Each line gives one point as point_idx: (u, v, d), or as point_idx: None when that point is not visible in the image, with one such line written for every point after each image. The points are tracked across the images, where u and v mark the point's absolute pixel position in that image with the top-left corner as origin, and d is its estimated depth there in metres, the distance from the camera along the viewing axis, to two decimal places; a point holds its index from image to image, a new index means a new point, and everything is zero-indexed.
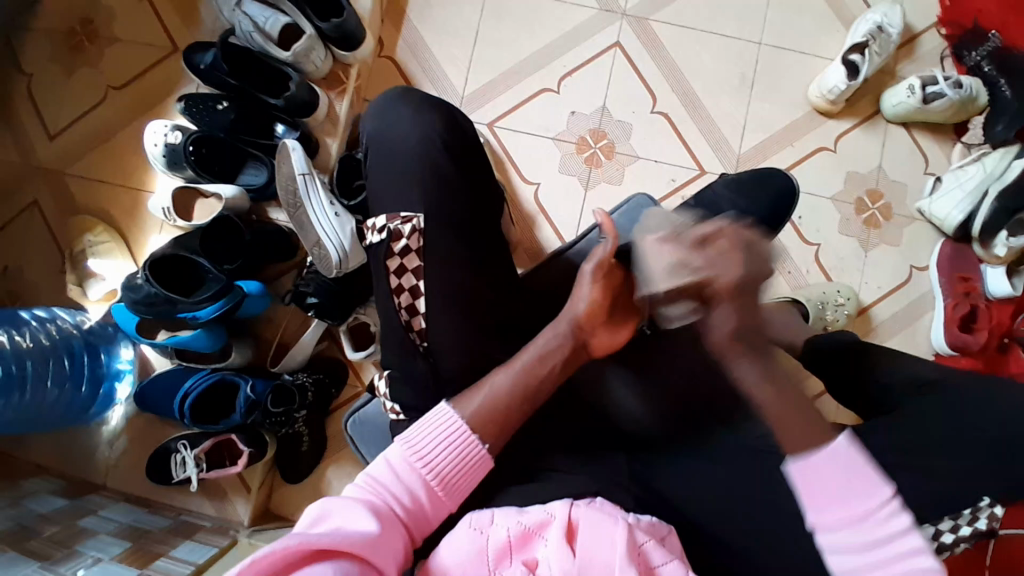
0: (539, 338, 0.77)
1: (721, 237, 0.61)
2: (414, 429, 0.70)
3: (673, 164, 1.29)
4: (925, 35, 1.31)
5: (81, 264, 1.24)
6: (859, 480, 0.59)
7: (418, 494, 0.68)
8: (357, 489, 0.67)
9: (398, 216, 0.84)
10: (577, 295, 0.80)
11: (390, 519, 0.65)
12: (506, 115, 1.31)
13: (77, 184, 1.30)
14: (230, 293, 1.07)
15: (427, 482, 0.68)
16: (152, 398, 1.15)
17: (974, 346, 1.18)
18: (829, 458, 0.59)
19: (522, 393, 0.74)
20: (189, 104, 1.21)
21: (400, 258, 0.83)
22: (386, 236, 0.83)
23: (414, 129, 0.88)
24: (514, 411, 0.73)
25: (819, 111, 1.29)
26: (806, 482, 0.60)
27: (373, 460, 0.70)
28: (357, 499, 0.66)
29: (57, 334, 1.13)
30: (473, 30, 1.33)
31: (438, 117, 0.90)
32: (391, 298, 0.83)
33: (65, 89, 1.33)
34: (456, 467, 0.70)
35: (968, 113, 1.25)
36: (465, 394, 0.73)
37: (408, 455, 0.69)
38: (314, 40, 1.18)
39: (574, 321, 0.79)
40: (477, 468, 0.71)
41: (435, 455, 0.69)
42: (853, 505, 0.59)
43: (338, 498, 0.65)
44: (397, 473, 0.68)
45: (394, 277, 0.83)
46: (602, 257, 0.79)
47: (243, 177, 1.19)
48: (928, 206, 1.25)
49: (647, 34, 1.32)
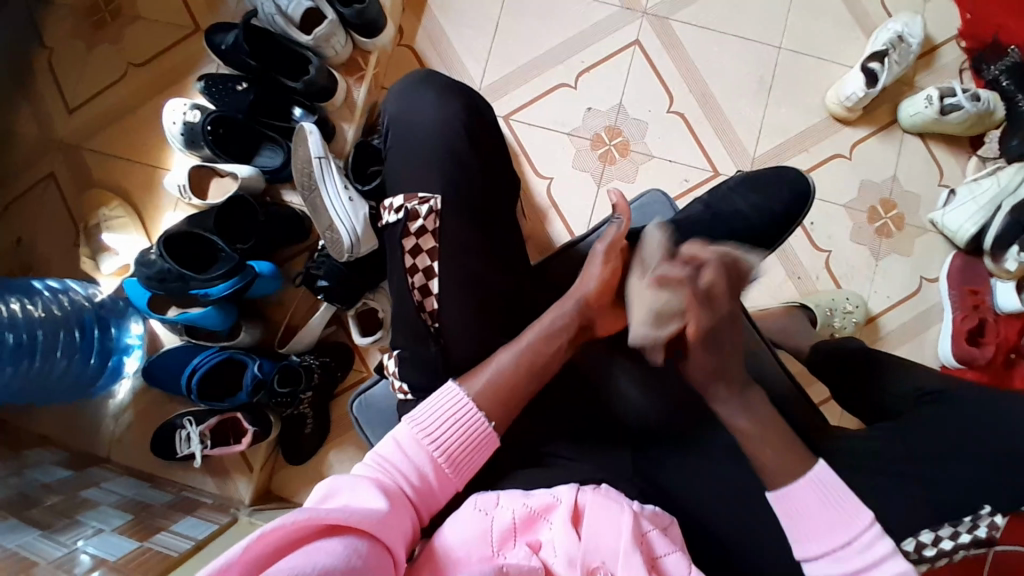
0: (545, 319, 0.79)
1: (708, 271, 0.76)
2: (421, 407, 0.71)
3: (687, 165, 1.29)
4: (945, 47, 1.31)
5: (95, 238, 1.26)
6: (834, 509, 0.69)
7: (426, 472, 0.68)
8: (364, 469, 0.67)
9: (416, 195, 0.85)
10: (587, 274, 0.83)
11: (398, 498, 0.66)
12: (523, 108, 1.31)
13: (94, 160, 1.31)
14: (243, 272, 1.07)
15: (435, 460, 0.69)
16: (159, 376, 1.16)
17: (981, 360, 1.18)
18: (803, 485, 0.69)
19: (524, 367, 0.75)
20: (209, 84, 1.22)
21: (417, 237, 0.83)
22: (403, 215, 0.84)
23: (439, 113, 0.89)
24: (522, 385, 0.74)
25: (837, 119, 1.29)
26: (785, 511, 0.70)
27: (382, 440, 0.70)
28: (365, 478, 0.66)
29: (68, 305, 1.13)
30: (493, 22, 1.33)
31: (460, 101, 0.91)
32: (406, 276, 0.83)
33: (87, 64, 1.34)
34: (463, 445, 0.70)
35: (984, 126, 1.25)
36: (471, 373, 0.75)
37: (415, 434, 0.69)
38: (334, 25, 1.18)
39: (581, 299, 0.81)
40: (481, 446, 0.71)
41: (442, 433, 0.70)
42: (836, 531, 0.68)
43: (346, 477, 0.66)
44: (405, 452, 0.69)
45: (409, 256, 0.83)
46: (614, 237, 0.84)
47: (260, 159, 1.19)
48: (940, 218, 1.24)
49: (666, 34, 1.32)
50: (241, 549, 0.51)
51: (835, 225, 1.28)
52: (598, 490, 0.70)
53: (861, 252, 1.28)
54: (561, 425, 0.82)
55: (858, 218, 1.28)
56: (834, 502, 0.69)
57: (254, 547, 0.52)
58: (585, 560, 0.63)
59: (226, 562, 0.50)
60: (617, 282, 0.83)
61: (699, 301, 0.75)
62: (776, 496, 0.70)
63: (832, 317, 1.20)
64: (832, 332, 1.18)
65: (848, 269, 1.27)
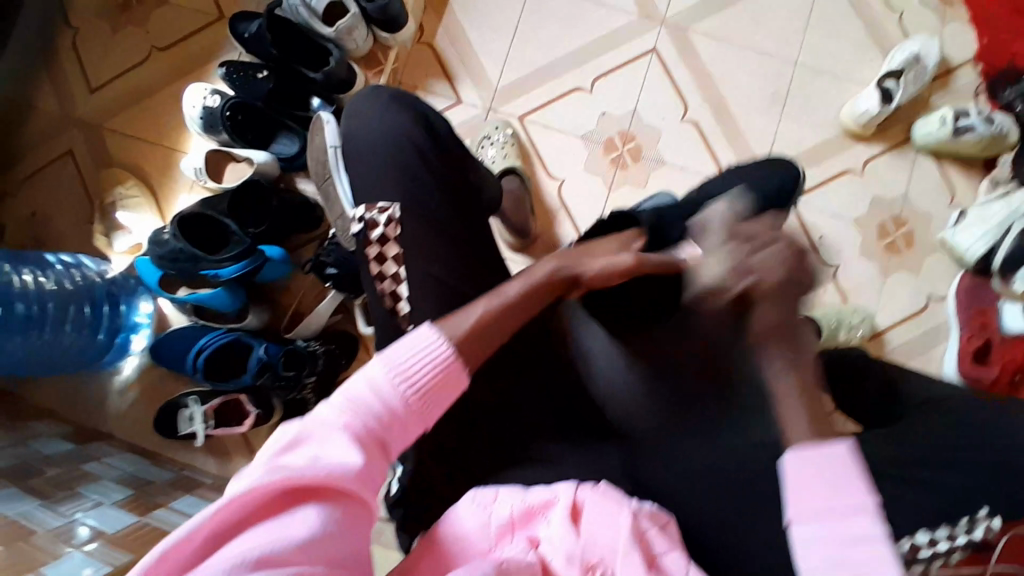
0: (520, 278, 0.76)
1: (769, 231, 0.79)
2: (397, 345, 0.62)
3: (698, 173, 1.29)
4: (961, 69, 1.31)
5: (110, 216, 1.28)
6: None
7: (399, 414, 0.60)
8: (335, 410, 0.59)
9: (376, 206, 0.85)
10: (593, 259, 0.83)
11: (371, 447, 0.58)
12: (537, 110, 1.33)
13: (115, 139, 1.33)
14: (253, 256, 1.09)
15: (410, 402, 0.61)
16: (165, 352, 1.17)
17: (987, 380, 1.16)
18: (818, 448, 0.69)
19: (493, 318, 0.70)
20: (230, 71, 1.24)
21: (379, 246, 0.83)
22: (363, 226, 0.83)
23: (384, 124, 0.89)
24: (491, 337, 0.69)
25: (849, 135, 1.30)
26: None
27: (354, 377, 0.61)
28: (335, 422, 0.58)
29: (80, 280, 1.14)
30: (513, 24, 1.35)
31: (414, 108, 0.91)
32: (375, 284, 0.83)
33: (113, 47, 1.36)
34: (438, 387, 0.63)
35: (998, 149, 1.25)
36: (447, 317, 0.68)
37: (393, 377, 0.61)
38: (357, 18, 1.22)
39: (579, 277, 0.81)
40: (457, 386, 0.64)
41: (418, 375, 0.62)
42: None
43: (316, 419, 0.58)
44: (379, 394, 0.60)
45: (375, 264, 0.83)
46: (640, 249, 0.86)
47: (276, 146, 1.21)
48: (951, 237, 1.24)
49: (683, 43, 1.33)
50: (211, 512, 0.51)
51: (845, 241, 1.28)
52: (599, 488, 0.69)
53: (869, 268, 1.28)
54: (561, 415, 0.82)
55: (868, 235, 1.28)
56: None
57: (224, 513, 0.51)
58: (584, 557, 0.64)
59: (187, 532, 0.50)
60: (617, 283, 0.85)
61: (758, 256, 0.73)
62: None
63: (836, 330, 1.21)
64: (835, 345, 1.19)
65: (856, 282, 1.27)
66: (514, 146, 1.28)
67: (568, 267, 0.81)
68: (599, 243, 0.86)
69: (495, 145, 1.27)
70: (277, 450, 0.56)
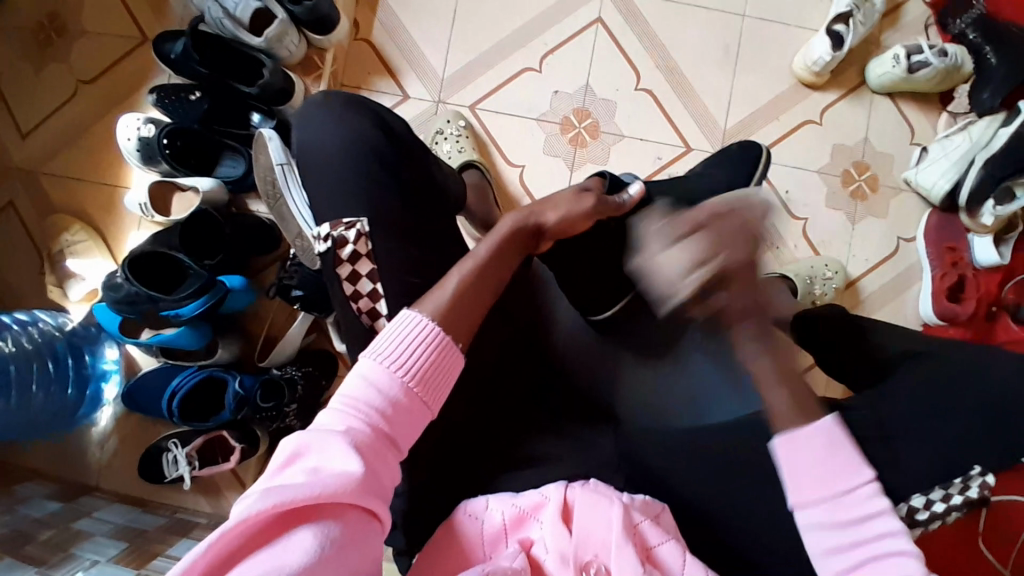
0: (486, 242, 0.76)
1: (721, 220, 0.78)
2: (383, 338, 0.65)
3: (659, 142, 1.27)
4: (909, 3, 1.31)
5: (59, 265, 1.22)
6: (840, 462, 0.63)
7: (398, 404, 0.62)
8: (334, 416, 0.60)
9: (342, 221, 0.79)
10: (547, 209, 0.82)
11: (376, 446, 0.59)
12: (488, 97, 1.29)
13: (53, 184, 1.26)
14: (213, 289, 1.05)
15: (406, 391, 0.63)
16: (140, 399, 1.14)
17: (963, 316, 1.19)
18: (812, 435, 0.64)
19: (473, 279, 0.73)
20: (161, 96, 1.18)
21: (351, 264, 0.77)
22: (331, 244, 0.78)
23: (339, 130, 0.83)
24: (472, 308, 0.71)
25: (805, 84, 1.28)
26: (791, 456, 0.64)
27: (348, 379, 0.63)
28: (334, 427, 0.59)
29: (39, 337, 1.10)
30: (451, 9, 1.30)
31: (372, 110, 0.86)
32: (350, 303, 0.78)
33: (35, 86, 1.29)
34: (432, 372, 0.65)
35: (953, 81, 1.24)
36: (422, 299, 0.70)
37: (386, 370, 0.63)
38: (286, 23, 1.16)
39: (538, 229, 0.81)
40: (449, 370, 0.67)
41: (411, 361, 0.64)
42: (836, 483, 0.63)
43: (314, 430, 0.59)
44: (376, 390, 0.62)
45: (348, 283, 0.78)
46: (594, 189, 0.87)
47: (221, 169, 1.17)
48: (915, 175, 1.25)
49: (628, 10, 1.29)
50: (209, 542, 0.49)
51: (811, 192, 1.27)
52: (588, 485, 0.68)
53: (837, 218, 1.27)
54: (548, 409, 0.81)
55: (833, 183, 1.28)
56: (840, 455, 0.63)
57: (224, 542, 0.49)
58: (576, 556, 0.63)
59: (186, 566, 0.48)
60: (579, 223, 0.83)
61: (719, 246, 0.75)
62: (787, 440, 0.64)
63: (812, 285, 1.21)
64: (812, 300, 1.19)
65: (826, 234, 1.27)
66: (468, 137, 1.24)
67: (527, 222, 0.80)
68: (558, 193, 0.85)
69: (450, 139, 1.23)
70: (279, 464, 0.56)
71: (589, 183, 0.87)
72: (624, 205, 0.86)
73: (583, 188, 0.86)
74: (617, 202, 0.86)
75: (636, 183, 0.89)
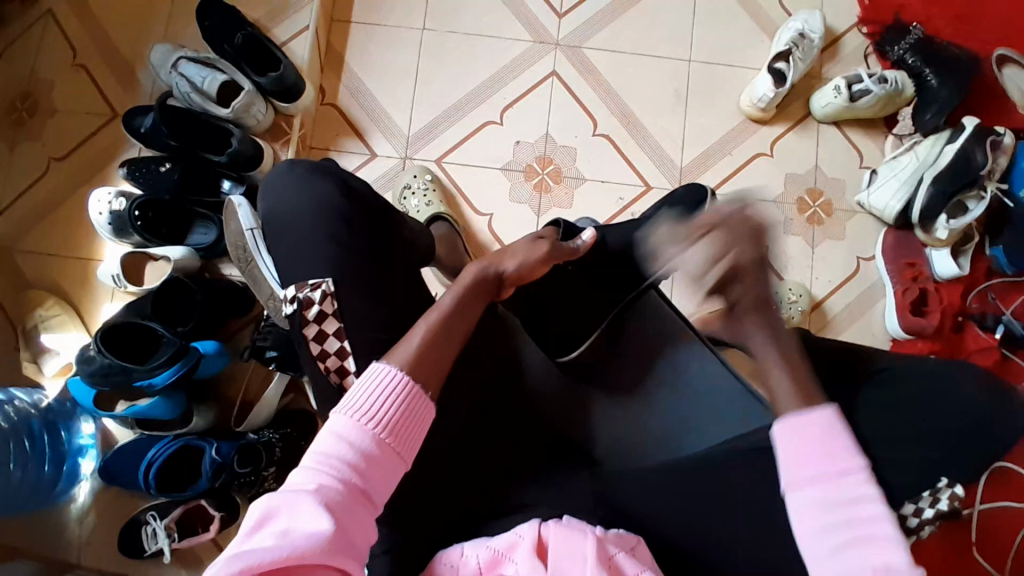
0: (451, 292, 0.78)
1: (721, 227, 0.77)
2: (353, 392, 0.65)
3: (620, 183, 1.31)
4: (847, 36, 1.39)
5: (34, 341, 1.22)
6: (833, 447, 0.61)
7: (371, 457, 0.63)
8: (305, 474, 0.60)
9: (307, 282, 0.80)
10: (506, 257, 0.85)
11: (349, 504, 0.59)
12: (453, 150, 1.33)
13: (26, 259, 1.27)
14: (186, 355, 1.06)
15: (378, 442, 0.63)
16: (117, 470, 1.12)
17: (928, 330, 1.22)
18: (809, 421, 0.63)
19: (438, 330, 0.73)
20: (131, 169, 1.20)
21: (318, 324, 0.78)
22: (297, 306, 0.79)
23: (308, 194, 0.85)
24: (443, 359, 0.72)
25: (753, 120, 1.34)
26: (786, 441, 0.63)
27: (319, 436, 0.63)
28: (305, 487, 0.59)
29: (15, 415, 1.09)
30: (413, 70, 1.36)
31: (333, 173, 0.87)
32: (317, 362, 0.78)
33: (8, 165, 1.31)
34: (404, 422, 0.66)
35: (896, 105, 1.31)
36: (393, 350, 0.71)
37: (357, 424, 0.63)
38: (253, 94, 1.22)
39: (498, 278, 0.84)
40: (422, 418, 0.67)
41: (382, 412, 0.65)
42: (828, 466, 0.60)
43: (285, 491, 0.59)
44: (348, 445, 0.62)
45: (315, 344, 0.78)
46: (550, 237, 0.90)
47: (192, 237, 1.19)
48: (867, 199, 1.30)
49: (580, 62, 1.36)
50: None
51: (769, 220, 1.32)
52: (561, 521, 0.68)
53: (797, 242, 1.31)
54: (524, 454, 0.81)
55: (789, 211, 1.32)
56: (834, 444, 0.61)
57: None
58: None
59: None
60: (534, 270, 0.87)
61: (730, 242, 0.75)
62: (784, 423, 0.63)
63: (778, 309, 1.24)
64: None
65: (787, 259, 1.31)
66: (436, 190, 1.27)
67: (489, 269, 0.83)
68: (514, 242, 0.89)
69: (417, 194, 1.26)
70: (248, 529, 0.56)
71: (544, 231, 0.91)
72: (575, 250, 0.91)
73: (537, 235, 0.90)
74: (571, 248, 0.90)
75: (588, 229, 0.94)
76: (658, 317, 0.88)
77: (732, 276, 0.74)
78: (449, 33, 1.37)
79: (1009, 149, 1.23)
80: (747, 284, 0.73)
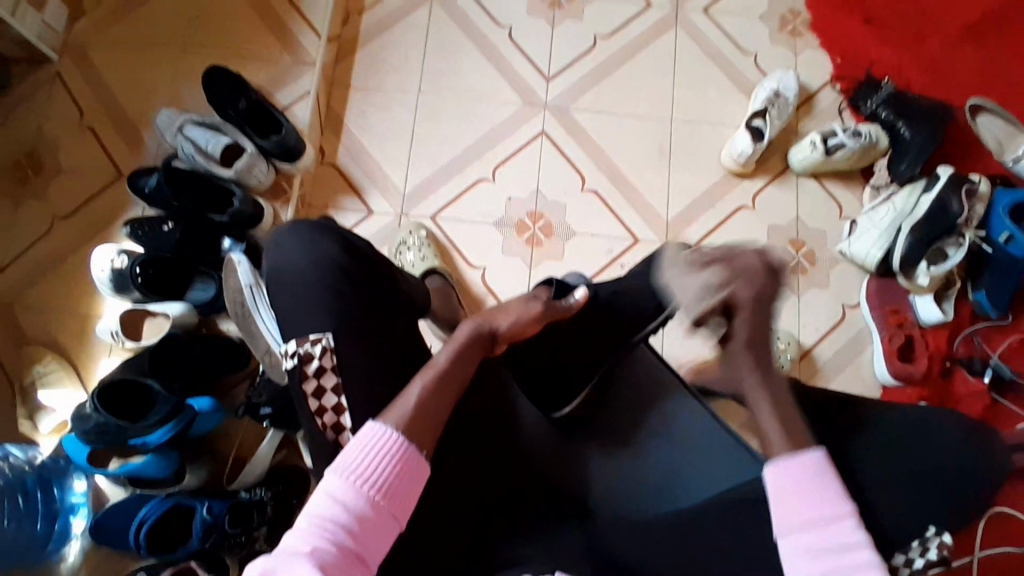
0: (446, 349, 0.80)
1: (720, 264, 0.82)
2: (348, 452, 0.66)
3: (608, 236, 1.36)
4: (821, 93, 1.46)
5: (31, 397, 1.23)
6: (822, 489, 0.68)
7: (365, 518, 0.64)
8: (301, 536, 0.62)
9: (308, 338, 0.82)
10: (501, 314, 0.87)
11: (343, 566, 0.61)
12: (447, 206, 1.38)
13: (26, 315, 1.29)
14: (181, 412, 1.07)
15: (372, 503, 0.64)
16: (106, 530, 1.10)
17: (916, 375, 1.25)
18: (800, 465, 0.69)
19: (436, 386, 0.74)
20: (135, 228, 1.24)
21: (316, 379, 0.79)
22: (298, 361, 0.80)
23: (306, 255, 0.87)
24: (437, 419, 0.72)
25: (734, 173, 1.40)
26: (778, 482, 0.69)
27: (315, 497, 0.64)
28: (300, 550, 0.61)
29: (9, 471, 1.09)
30: (409, 129, 1.43)
31: (335, 232, 0.90)
32: (314, 419, 0.80)
33: (13, 223, 1.35)
34: (398, 481, 0.66)
35: (871, 158, 1.37)
36: (387, 410, 0.71)
37: (351, 485, 0.64)
38: (255, 155, 1.27)
39: (494, 332, 0.86)
40: (415, 475, 0.68)
41: (376, 473, 0.66)
42: (818, 509, 0.67)
43: (282, 554, 0.61)
44: (342, 506, 0.64)
45: (313, 399, 0.79)
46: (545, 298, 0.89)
47: (192, 292, 1.21)
48: (848, 248, 1.34)
49: (567, 121, 1.43)
50: None
51: None
52: None
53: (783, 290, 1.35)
54: (517, 510, 0.82)
55: None
56: (823, 488, 0.68)
57: None
58: None
59: None
60: (527, 330, 0.88)
61: (731, 273, 0.81)
62: (777, 466, 0.70)
63: None
64: None
65: None
66: (431, 245, 1.31)
67: (484, 325, 0.85)
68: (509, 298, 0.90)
69: (413, 248, 1.30)
70: None
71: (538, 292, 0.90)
72: (568, 310, 0.89)
73: (531, 294, 0.90)
74: (564, 306, 0.89)
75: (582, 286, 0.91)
76: (650, 371, 0.86)
77: (732, 306, 0.80)
78: (443, 94, 1.44)
79: (985, 196, 1.25)
80: (737, 324, 0.79)
